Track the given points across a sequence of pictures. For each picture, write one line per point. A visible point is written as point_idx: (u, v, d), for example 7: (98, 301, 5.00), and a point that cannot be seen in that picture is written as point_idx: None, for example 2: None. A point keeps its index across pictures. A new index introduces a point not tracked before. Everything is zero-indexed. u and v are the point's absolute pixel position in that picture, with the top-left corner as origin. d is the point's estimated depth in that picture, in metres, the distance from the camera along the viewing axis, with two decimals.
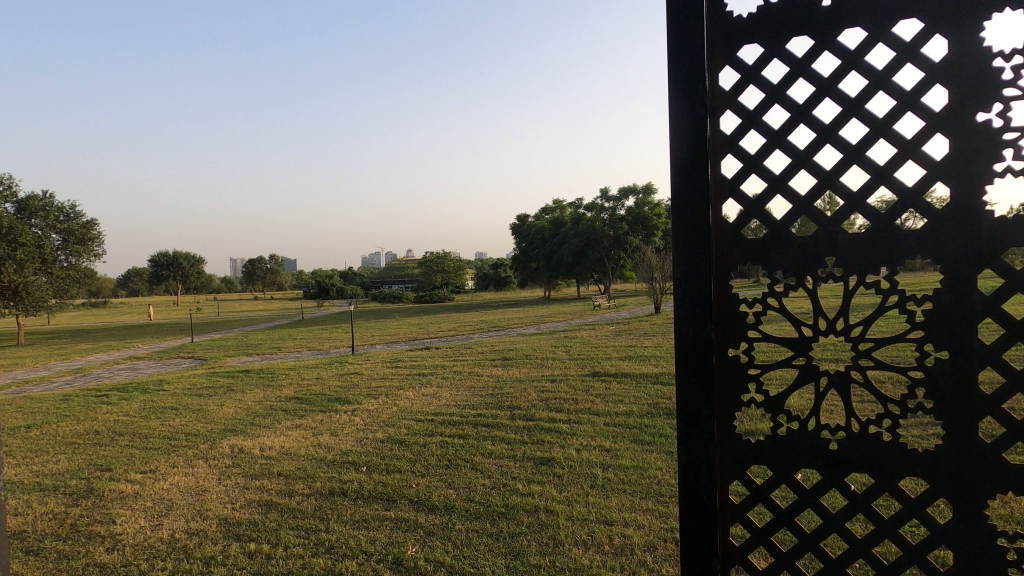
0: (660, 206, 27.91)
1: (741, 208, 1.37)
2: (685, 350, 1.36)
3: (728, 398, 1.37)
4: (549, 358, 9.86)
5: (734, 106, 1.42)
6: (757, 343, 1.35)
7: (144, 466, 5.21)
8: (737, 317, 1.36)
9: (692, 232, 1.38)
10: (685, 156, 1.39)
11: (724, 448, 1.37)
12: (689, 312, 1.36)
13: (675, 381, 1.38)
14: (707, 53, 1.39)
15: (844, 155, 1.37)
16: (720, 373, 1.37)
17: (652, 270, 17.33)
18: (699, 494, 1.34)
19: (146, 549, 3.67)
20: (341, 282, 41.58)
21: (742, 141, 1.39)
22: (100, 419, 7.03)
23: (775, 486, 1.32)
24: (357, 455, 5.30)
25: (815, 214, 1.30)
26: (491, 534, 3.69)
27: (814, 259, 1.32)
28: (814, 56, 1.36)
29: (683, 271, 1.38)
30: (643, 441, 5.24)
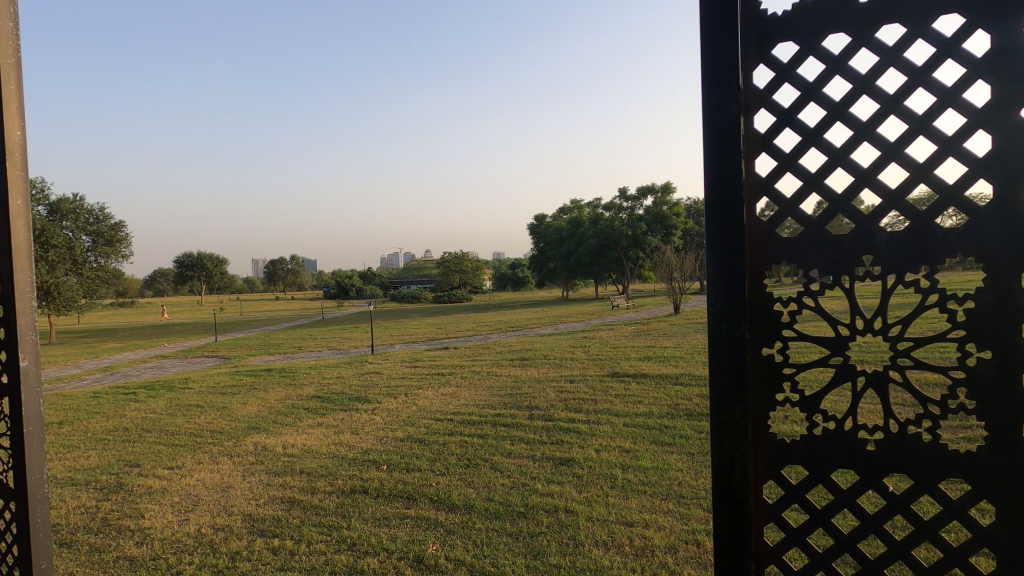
0: (679, 205, 27.66)
1: (776, 207, 1.34)
2: (718, 349, 1.34)
3: (762, 397, 1.35)
4: (567, 358, 9.83)
5: (768, 105, 1.39)
6: (792, 342, 1.33)
7: (171, 463, 5.33)
8: (771, 316, 1.34)
9: (724, 232, 1.36)
10: (717, 155, 1.37)
11: (758, 448, 1.36)
12: (721, 311, 1.34)
13: (708, 380, 1.36)
14: (740, 52, 1.37)
15: (881, 153, 1.33)
16: (753, 373, 1.35)
17: (671, 270, 17.18)
18: (732, 493, 1.33)
19: (174, 543, 3.76)
20: (361, 282, 41.99)
21: (776, 139, 1.37)
22: (128, 416, 7.21)
23: (810, 486, 1.30)
24: (378, 454, 5.36)
25: (852, 213, 1.27)
26: (511, 534, 3.70)
27: (850, 258, 1.29)
28: (850, 53, 1.33)
29: (716, 270, 1.36)
30: (663, 442, 5.20)
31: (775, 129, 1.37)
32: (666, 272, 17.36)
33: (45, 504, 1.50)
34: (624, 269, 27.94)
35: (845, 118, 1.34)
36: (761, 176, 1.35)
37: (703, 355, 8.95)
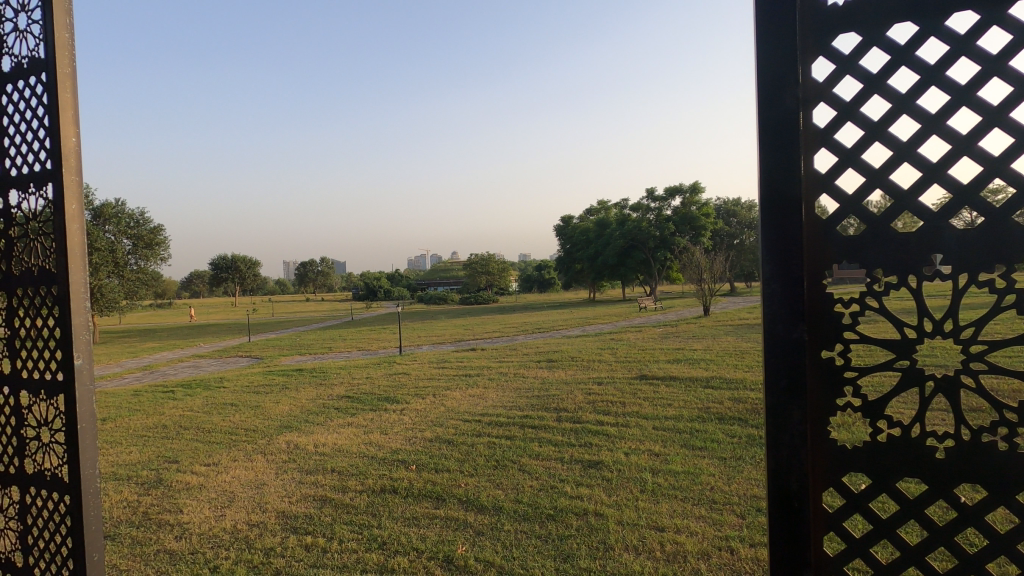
0: (707, 206, 27.23)
1: (837, 203, 1.29)
2: (775, 352, 1.30)
3: (822, 402, 1.30)
4: (595, 360, 9.75)
5: (828, 99, 1.34)
6: (855, 345, 1.28)
7: (208, 459, 5.48)
8: (832, 318, 1.29)
9: (781, 230, 1.31)
10: (774, 150, 1.33)
11: (817, 455, 1.31)
12: (779, 312, 1.29)
13: (764, 383, 1.32)
14: (799, 44, 1.32)
15: (951, 147, 1.28)
16: (812, 377, 1.30)
17: (700, 271, 16.92)
18: (790, 501, 1.29)
19: (211, 538, 3.85)
20: (388, 283, 42.50)
21: (837, 133, 1.31)
22: (167, 414, 7.44)
23: (875, 495, 1.25)
24: (407, 454, 5.40)
25: (921, 209, 1.21)
26: (540, 536, 3.68)
27: (918, 256, 1.24)
28: (918, 43, 1.27)
29: (773, 270, 1.31)
30: (694, 446, 5.11)
31: (835, 123, 1.33)
32: (695, 273, 17.08)
33: (98, 495, 1.48)
34: (652, 270, 27.62)
35: (911, 111, 1.29)
36: (821, 171, 1.30)
37: (735, 358, 8.77)
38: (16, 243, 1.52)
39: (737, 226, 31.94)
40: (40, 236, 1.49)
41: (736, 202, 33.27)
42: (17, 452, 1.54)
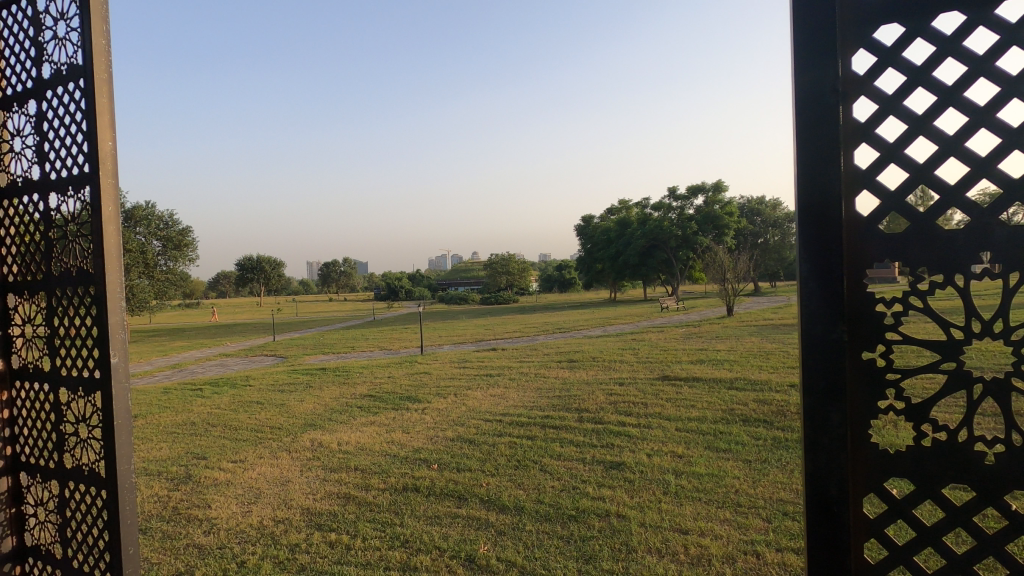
0: (731, 204, 26.84)
1: (879, 200, 1.26)
2: (814, 352, 1.27)
3: (863, 404, 1.27)
4: (616, 360, 9.68)
5: (870, 92, 1.30)
6: (897, 346, 1.24)
7: (235, 456, 5.59)
8: (873, 318, 1.25)
9: (820, 228, 1.28)
10: (812, 146, 1.29)
11: (858, 459, 1.27)
12: (817, 311, 1.26)
13: (801, 384, 1.29)
14: (839, 36, 1.29)
15: (1001, 140, 1.23)
16: (852, 379, 1.27)
17: (723, 270, 16.68)
18: (829, 506, 1.26)
19: (238, 533, 3.93)
20: (409, 283, 42.80)
21: (879, 128, 1.28)
22: (195, 411, 7.62)
23: (919, 501, 1.21)
24: (429, 453, 5.44)
25: (968, 205, 1.17)
26: (562, 537, 3.67)
27: (965, 254, 1.20)
28: (965, 33, 1.23)
29: (811, 268, 1.28)
30: (718, 448, 5.04)
31: (876, 118, 1.29)
32: (718, 273, 16.82)
33: (133, 490, 1.51)
34: (674, 270, 27.31)
35: (958, 103, 1.25)
36: (861, 167, 1.27)
37: (759, 359, 8.62)
38: (56, 244, 1.57)
39: (761, 225, 31.37)
40: (78, 238, 1.53)
41: (760, 200, 32.71)
42: (57, 447, 1.59)
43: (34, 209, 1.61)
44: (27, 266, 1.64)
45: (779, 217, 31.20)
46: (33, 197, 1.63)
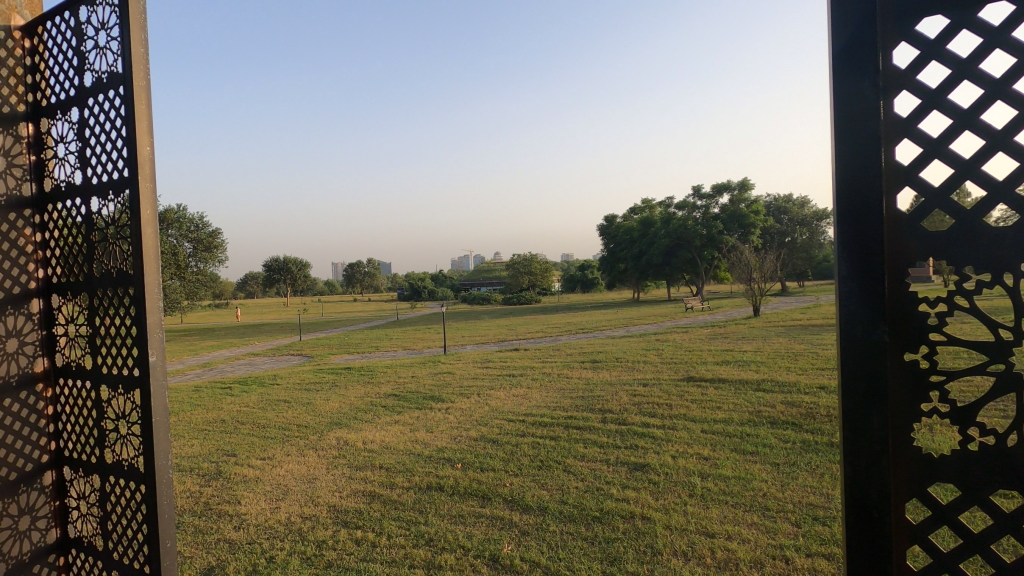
0: (757, 203, 26.36)
1: (922, 197, 1.22)
2: (853, 354, 1.24)
3: (905, 407, 1.23)
4: (640, 361, 9.60)
5: (912, 87, 1.26)
6: (941, 347, 1.21)
7: (263, 454, 5.71)
8: (916, 318, 1.22)
9: (858, 226, 1.24)
10: (850, 143, 1.26)
11: (900, 463, 1.24)
12: (856, 312, 1.23)
13: (840, 386, 1.26)
14: (879, 30, 1.25)
15: None
16: (894, 381, 1.24)
17: (749, 270, 16.39)
18: (869, 510, 1.23)
19: (267, 529, 4.01)
20: (432, 283, 43.11)
21: (922, 123, 1.24)
22: (225, 409, 7.79)
23: (965, 507, 1.17)
24: (452, 452, 5.47)
25: (1018, 202, 1.13)
26: (586, 538, 3.65)
27: (1014, 252, 1.15)
28: (1015, 24, 1.18)
29: (850, 268, 1.25)
30: (744, 451, 4.96)
31: (919, 112, 1.25)
32: (744, 272, 16.54)
33: (170, 484, 1.55)
34: (698, 269, 26.94)
35: (1007, 96, 1.20)
36: (903, 163, 1.23)
37: (788, 360, 8.44)
38: (98, 245, 1.62)
39: (789, 223, 30.73)
40: (118, 240, 1.57)
41: (788, 197, 32.06)
42: (98, 443, 1.64)
43: (76, 213, 1.66)
44: (70, 267, 1.70)
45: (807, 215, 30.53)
46: (75, 201, 1.68)
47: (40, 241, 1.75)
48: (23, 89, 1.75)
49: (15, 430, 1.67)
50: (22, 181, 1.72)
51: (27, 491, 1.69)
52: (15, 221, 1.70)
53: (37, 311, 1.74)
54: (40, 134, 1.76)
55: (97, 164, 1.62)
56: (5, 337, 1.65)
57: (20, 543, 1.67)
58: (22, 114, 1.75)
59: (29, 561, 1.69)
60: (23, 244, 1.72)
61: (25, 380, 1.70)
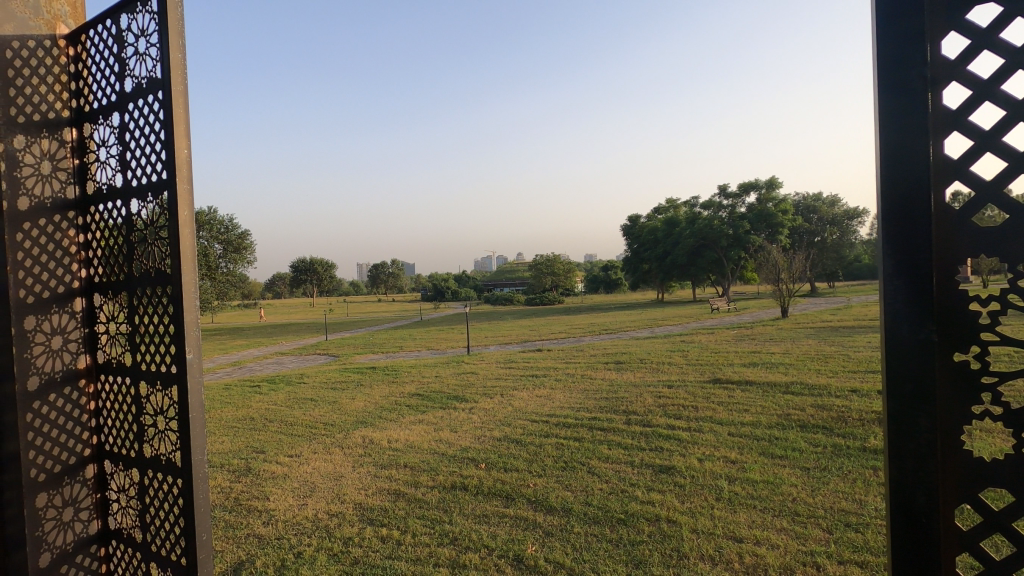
0: (785, 202, 25.83)
1: (973, 192, 1.17)
2: (898, 353, 1.20)
3: (954, 410, 1.19)
4: (665, 362, 9.48)
5: (963, 78, 1.21)
6: (994, 348, 1.16)
7: (291, 451, 5.81)
8: (966, 317, 1.17)
9: (904, 222, 1.21)
10: (896, 137, 1.23)
11: (948, 468, 1.19)
12: (901, 311, 1.20)
13: (884, 387, 1.23)
14: (927, 20, 1.21)
15: None
16: (942, 382, 1.19)
17: (777, 270, 16.07)
18: (914, 516, 1.19)
19: (295, 525, 4.08)
20: (455, 284, 43.33)
21: (974, 115, 1.19)
22: (254, 407, 7.96)
23: (1019, 515, 1.13)
24: (476, 452, 5.49)
25: None
26: (611, 540, 3.62)
27: None
28: None
29: (895, 265, 1.21)
30: (773, 454, 4.86)
31: (970, 104, 1.21)
32: (772, 273, 16.22)
33: (207, 479, 1.59)
34: (724, 270, 26.51)
35: None
36: (952, 156, 1.18)
37: (818, 362, 8.25)
38: (137, 246, 1.66)
39: (818, 223, 30.03)
40: (156, 241, 1.61)
41: (817, 196, 31.34)
42: (138, 438, 1.69)
43: (117, 215, 1.71)
44: (111, 268, 1.75)
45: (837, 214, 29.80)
46: (116, 204, 1.73)
47: (83, 242, 1.81)
48: (66, 95, 1.81)
49: (59, 425, 1.73)
50: (66, 184, 1.78)
51: (70, 484, 1.75)
52: (60, 223, 1.76)
53: (79, 310, 1.80)
54: (82, 139, 1.82)
55: (136, 166, 1.66)
56: (50, 335, 1.71)
57: (64, 534, 1.73)
58: (65, 120, 1.81)
59: (72, 551, 1.75)
60: (67, 245, 1.78)
61: (68, 376, 1.76)
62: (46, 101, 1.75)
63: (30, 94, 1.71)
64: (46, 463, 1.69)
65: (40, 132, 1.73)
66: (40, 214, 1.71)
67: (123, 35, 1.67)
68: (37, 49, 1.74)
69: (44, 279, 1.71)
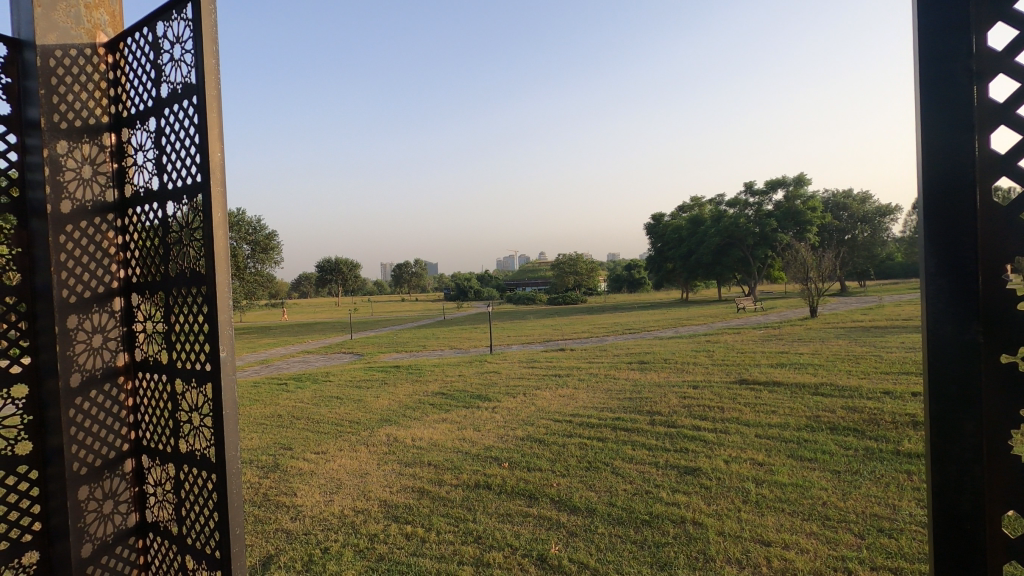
0: (814, 199, 25.26)
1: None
2: (941, 355, 1.17)
3: (1004, 413, 1.14)
4: (689, 363, 9.36)
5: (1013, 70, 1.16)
6: None
7: (318, 448, 5.91)
8: (1016, 318, 1.13)
9: (947, 221, 1.17)
10: (940, 134, 1.19)
11: (998, 475, 1.15)
12: (945, 311, 1.17)
13: (926, 389, 1.20)
14: (972, 12, 1.17)
15: None
16: (991, 385, 1.15)
17: (805, 269, 15.72)
18: (959, 522, 1.15)
19: (321, 521, 4.14)
20: (477, 283, 43.46)
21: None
22: (281, 404, 8.11)
23: None
24: (499, 451, 5.50)
25: None
26: (635, 542, 3.60)
27: None
28: None
29: (938, 264, 1.18)
30: (802, 457, 4.76)
31: (1019, 98, 1.15)
32: (801, 272, 15.86)
33: (240, 474, 1.62)
34: (751, 269, 26.05)
35: None
36: (1000, 152, 1.14)
37: (849, 363, 8.05)
38: (173, 247, 1.71)
39: (848, 220, 29.30)
40: (191, 242, 1.65)
41: (848, 192, 30.59)
42: (174, 434, 1.74)
43: (154, 216, 1.76)
44: (148, 268, 1.81)
45: (868, 212, 29.02)
46: (152, 206, 1.78)
47: (122, 243, 1.87)
48: (107, 101, 1.88)
49: (100, 420, 1.80)
50: (105, 187, 1.84)
51: (110, 477, 1.81)
52: (100, 225, 1.82)
53: (118, 309, 1.86)
54: (120, 143, 1.88)
55: (171, 170, 1.70)
56: (92, 333, 1.78)
57: (104, 526, 1.79)
58: (105, 125, 1.87)
59: (112, 542, 1.81)
60: (107, 246, 1.84)
61: (108, 373, 1.82)
62: (87, 107, 1.82)
63: (71, 101, 1.77)
64: (88, 456, 1.75)
65: (82, 137, 1.79)
66: (82, 217, 1.77)
67: (159, 42, 1.72)
68: (78, 57, 1.80)
69: (86, 279, 1.77)
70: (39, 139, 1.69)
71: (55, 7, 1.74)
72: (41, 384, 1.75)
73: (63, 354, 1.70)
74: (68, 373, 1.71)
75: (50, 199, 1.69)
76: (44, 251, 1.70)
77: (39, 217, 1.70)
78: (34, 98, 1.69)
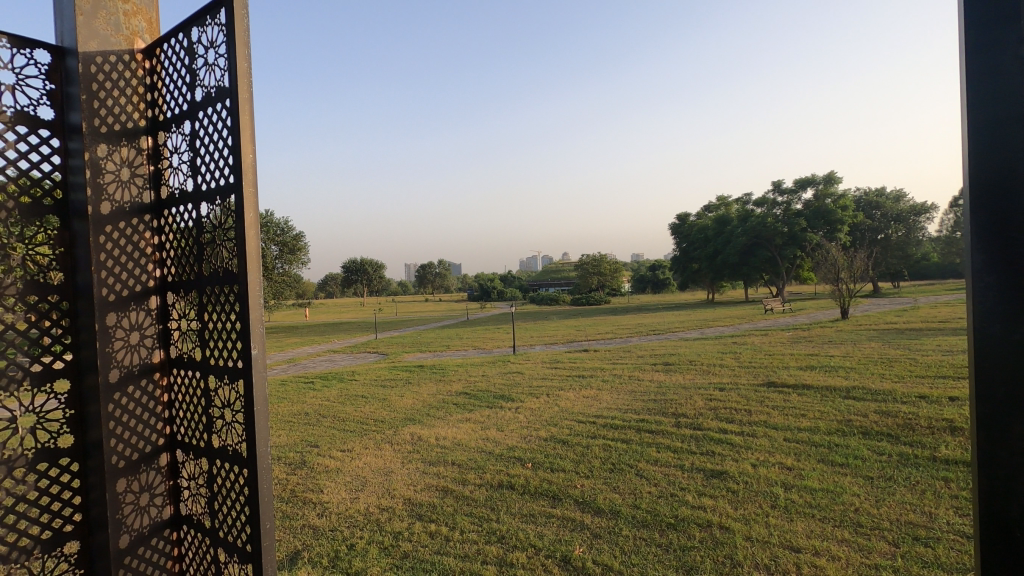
0: (846, 198, 24.64)
1: None
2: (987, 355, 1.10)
3: None
4: (716, 364, 9.22)
5: None
6: None
7: (344, 446, 5.99)
8: None
9: (996, 210, 1.09)
10: (987, 116, 1.10)
11: None
12: (990, 308, 1.09)
13: (971, 391, 1.13)
14: None
15: None
16: None
17: (836, 269, 15.35)
18: (1009, 532, 1.07)
19: (347, 518, 4.20)
20: (501, 284, 43.55)
21: None
22: (308, 402, 8.26)
23: None
24: (523, 451, 5.50)
25: None
26: (660, 545, 3.56)
27: None
28: None
29: (984, 258, 1.10)
30: (833, 462, 4.64)
31: None
32: (831, 272, 15.48)
33: (271, 470, 1.64)
34: (779, 269, 25.54)
35: None
36: None
37: (882, 366, 7.82)
38: (207, 247, 1.75)
39: (882, 219, 28.50)
40: (224, 242, 1.69)
41: (881, 191, 29.76)
42: (207, 429, 1.78)
43: (188, 217, 1.80)
44: (183, 268, 1.85)
45: (902, 210, 28.19)
46: (187, 207, 1.82)
47: (158, 244, 1.93)
48: (144, 105, 1.93)
49: (137, 415, 1.85)
50: (142, 189, 1.90)
51: (146, 471, 1.86)
52: (137, 226, 1.88)
53: (154, 307, 1.91)
54: (157, 146, 1.93)
55: (205, 171, 1.74)
56: (129, 331, 1.83)
57: (140, 518, 1.84)
58: (142, 129, 1.92)
59: (148, 534, 1.86)
60: (144, 246, 1.89)
61: (144, 369, 1.88)
62: (125, 111, 1.87)
63: (110, 105, 1.83)
64: (125, 450, 1.81)
65: (120, 141, 1.85)
66: (120, 218, 1.83)
67: (194, 46, 1.76)
68: (118, 63, 1.86)
69: (124, 278, 1.83)
70: (80, 143, 1.75)
71: (97, 15, 1.81)
72: (82, 380, 1.81)
73: (103, 351, 1.76)
74: (106, 369, 1.77)
75: (90, 201, 1.75)
76: (84, 251, 1.76)
77: (81, 218, 1.77)
78: (76, 103, 1.76)
